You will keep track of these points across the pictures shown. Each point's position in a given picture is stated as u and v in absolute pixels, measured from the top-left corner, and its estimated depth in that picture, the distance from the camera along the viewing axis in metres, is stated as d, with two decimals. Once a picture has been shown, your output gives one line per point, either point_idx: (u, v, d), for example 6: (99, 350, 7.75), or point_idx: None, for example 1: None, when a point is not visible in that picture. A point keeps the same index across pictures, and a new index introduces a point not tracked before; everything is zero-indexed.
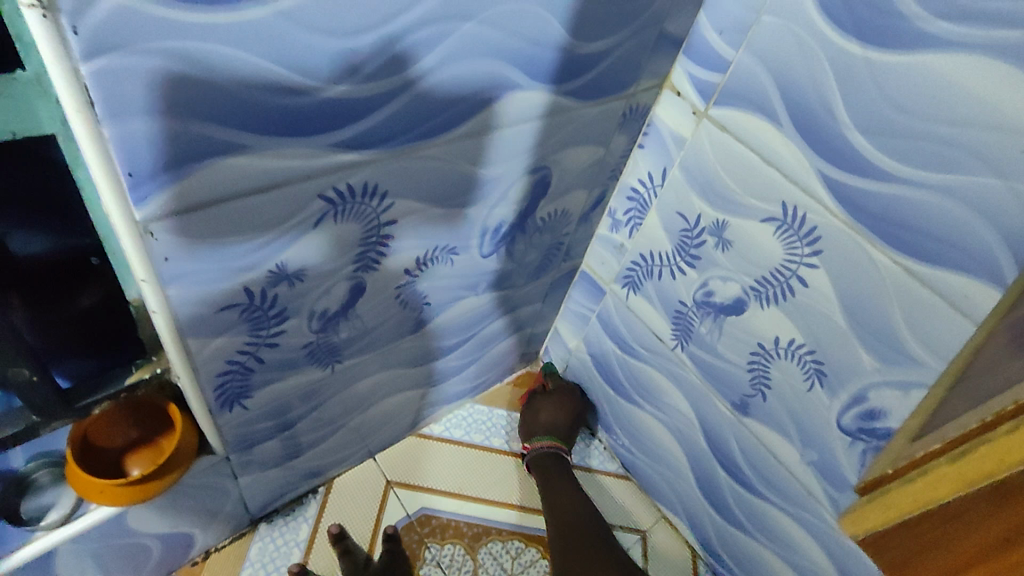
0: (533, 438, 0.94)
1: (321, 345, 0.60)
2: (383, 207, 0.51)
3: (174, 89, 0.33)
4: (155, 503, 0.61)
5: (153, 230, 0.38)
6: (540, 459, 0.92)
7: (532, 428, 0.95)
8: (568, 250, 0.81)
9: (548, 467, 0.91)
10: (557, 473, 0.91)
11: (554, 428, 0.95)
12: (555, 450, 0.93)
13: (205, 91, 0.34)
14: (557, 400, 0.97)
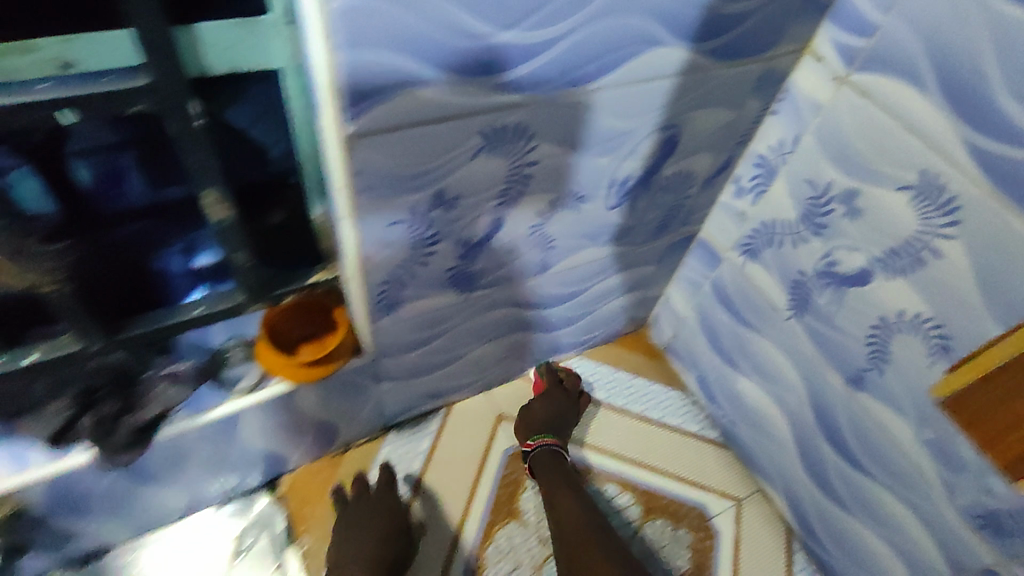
0: (529, 436, 0.91)
1: (460, 271, 0.69)
2: (529, 148, 0.57)
3: (389, 26, 0.41)
4: (316, 390, 0.74)
5: (355, 145, 0.47)
6: (540, 455, 0.88)
7: (528, 427, 0.92)
8: (689, 214, 0.84)
9: (546, 472, 0.86)
10: (558, 468, 0.87)
11: (548, 422, 0.92)
12: (551, 445, 0.89)
13: (410, 29, 0.42)
14: (550, 398, 0.95)
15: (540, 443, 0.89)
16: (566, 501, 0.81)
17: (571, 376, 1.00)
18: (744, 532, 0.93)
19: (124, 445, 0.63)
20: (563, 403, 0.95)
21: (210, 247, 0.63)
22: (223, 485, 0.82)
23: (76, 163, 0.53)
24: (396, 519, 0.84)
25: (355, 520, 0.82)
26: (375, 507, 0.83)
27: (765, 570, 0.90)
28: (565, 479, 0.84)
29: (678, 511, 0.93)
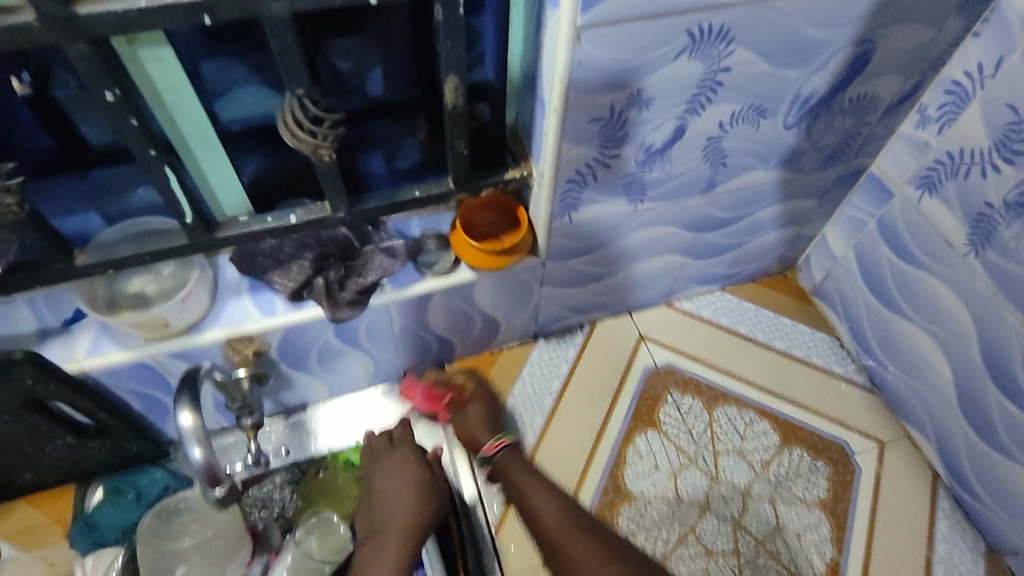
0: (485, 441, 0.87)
1: (636, 179, 0.75)
2: (726, 52, 0.61)
3: None
4: (492, 283, 0.83)
5: (582, 37, 0.54)
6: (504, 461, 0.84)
7: (477, 441, 0.88)
8: (863, 143, 0.83)
9: (520, 474, 0.82)
10: (520, 467, 0.84)
11: (491, 421, 0.90)
12: (512, 443, 0.86)
13: None
14: (476, 404, 0.91)
15: (503, 443, 0.85)
16: (541, 501, 0.80)
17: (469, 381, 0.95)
18: (886, 473, 0.92)
19: (345, 304, 0.74)
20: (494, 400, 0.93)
21: (408, 153, 0.77)
22: (401, 364, 0.95)
23: (323, 72, 0.65)
24: (412, 473, 0.82)
25: (377, 491, 0.82)
26: (387, 471, 0.83)
27: (906, 510, 0.89)
28: (529, 476, 0.82)
29: (816, 443, 0.94)
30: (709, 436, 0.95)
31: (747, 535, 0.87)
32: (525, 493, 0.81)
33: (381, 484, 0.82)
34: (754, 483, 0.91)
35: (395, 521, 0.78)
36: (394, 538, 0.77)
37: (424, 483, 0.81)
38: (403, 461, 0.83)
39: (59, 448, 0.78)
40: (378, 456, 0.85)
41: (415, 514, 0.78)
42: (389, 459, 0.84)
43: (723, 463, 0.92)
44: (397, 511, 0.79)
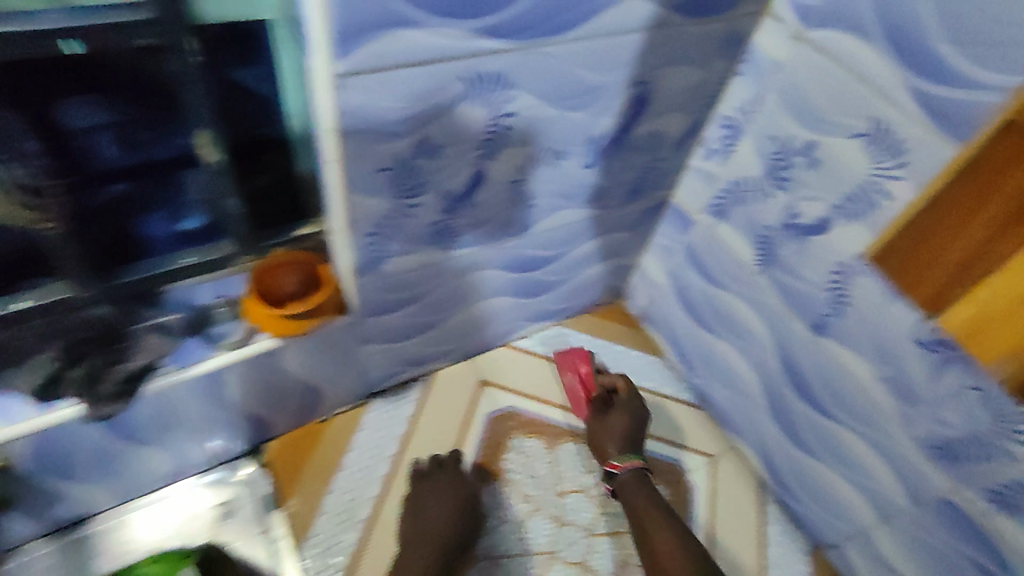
0: (612, 454, 0.88)
1: (443, 227, 0.71)
2: (508, 98, 0.61)
3: None
4: (301, 349, 0.75)
5: (342, 84, 0.50)
6: (626, 482, 0.84)
7: (603, 451, 0.89)
8: (661, 178, 0.88)
9: (638, 502, 0.82)
10: (644, 493, 0.83)
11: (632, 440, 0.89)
12: (641, 469, 0.85)
13: None
14: (620, 413, 0.91)
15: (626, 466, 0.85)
16: (658, 530, 0.78)
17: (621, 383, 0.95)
18: (718, 486, 0.96)
19: (110, 397, 0.63)
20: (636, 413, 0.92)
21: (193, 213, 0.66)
22: (210, 450, 0.83)
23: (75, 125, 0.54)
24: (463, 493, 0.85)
25: (426, 505, 0.83)
26: (443, 487, 0.85)
27: (737, 519, 0.94)
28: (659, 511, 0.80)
29: (655, 468, 0.96)
30: (554, 476, 0.92)
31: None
32: (639, 513, 0.81)
33: (434, 498, 0.84)
34: (600, 519, 0.89)
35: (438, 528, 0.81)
36: (432, 547, 0.79)
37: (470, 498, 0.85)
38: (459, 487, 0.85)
39: None
40: (434, 473, 0.87)
41: (455, 528, 0.81)
42: (451, 478, 0.86)
43: (570, 503, 0.90)
44: (444, 528, 0.81)
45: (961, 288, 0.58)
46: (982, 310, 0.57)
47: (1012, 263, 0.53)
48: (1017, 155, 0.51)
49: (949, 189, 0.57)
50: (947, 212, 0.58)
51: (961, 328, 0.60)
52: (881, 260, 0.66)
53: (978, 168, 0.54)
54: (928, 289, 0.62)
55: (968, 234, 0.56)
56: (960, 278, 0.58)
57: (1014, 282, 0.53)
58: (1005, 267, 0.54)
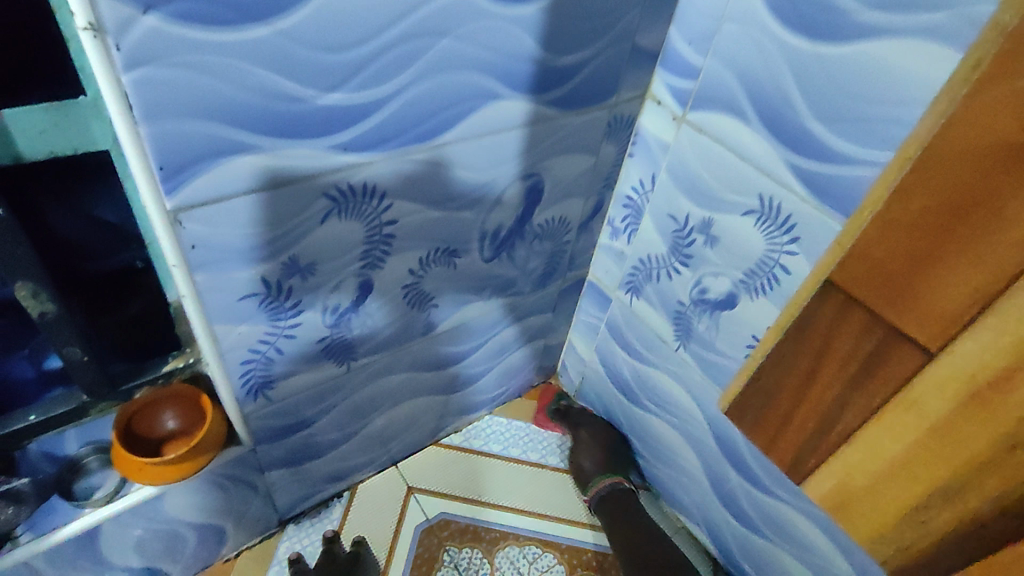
0: (591, 480, 0.93)
1: (336, 341, 0.66)
2: (383, 207, 0.57)
3: (179, 92, 0.39)
4: (185, 490, 0.67)
5: (180, 220, 0.45)
6: (606, 496, 0.91)
7: (585, 478, 0.94)
8: (572, 259, 0.86)
9: (620, 515, 0.88)
10: (622, 509, 0.89)
11: (607, 454, 0.95)
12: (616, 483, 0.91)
13: (205, 95, 0.40)
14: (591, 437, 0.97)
15: (606, 482, 0.91)
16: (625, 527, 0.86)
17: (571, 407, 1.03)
18: None
19: None
20: (605, 432, 0.98)
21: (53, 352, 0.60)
22: None
23: None
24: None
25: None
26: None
27: None
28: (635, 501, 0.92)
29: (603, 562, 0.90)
30: None
31: None
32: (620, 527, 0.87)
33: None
34: None
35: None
36: None
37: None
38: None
39: None
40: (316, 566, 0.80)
41: None
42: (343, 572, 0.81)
43: None
44: None
45: (815, 456, 0.56)
46: (839, 485, 0.53)
47: (857, 435, 0.51)
48: (841, 324, 0.49)
49: (784, 353, 0.55)
50: (792, 366, 0.55)
51: (829, 501, 0.55)
52: (735, 414, 0.63)
53: (804, 334, 0.53)
54: (785, 452, 0.59)
55: (814, 400, 0.54)
56: (813, 444, 0.55)
57: (862, 456, 0.51)
58: (852, 439, 0.51)
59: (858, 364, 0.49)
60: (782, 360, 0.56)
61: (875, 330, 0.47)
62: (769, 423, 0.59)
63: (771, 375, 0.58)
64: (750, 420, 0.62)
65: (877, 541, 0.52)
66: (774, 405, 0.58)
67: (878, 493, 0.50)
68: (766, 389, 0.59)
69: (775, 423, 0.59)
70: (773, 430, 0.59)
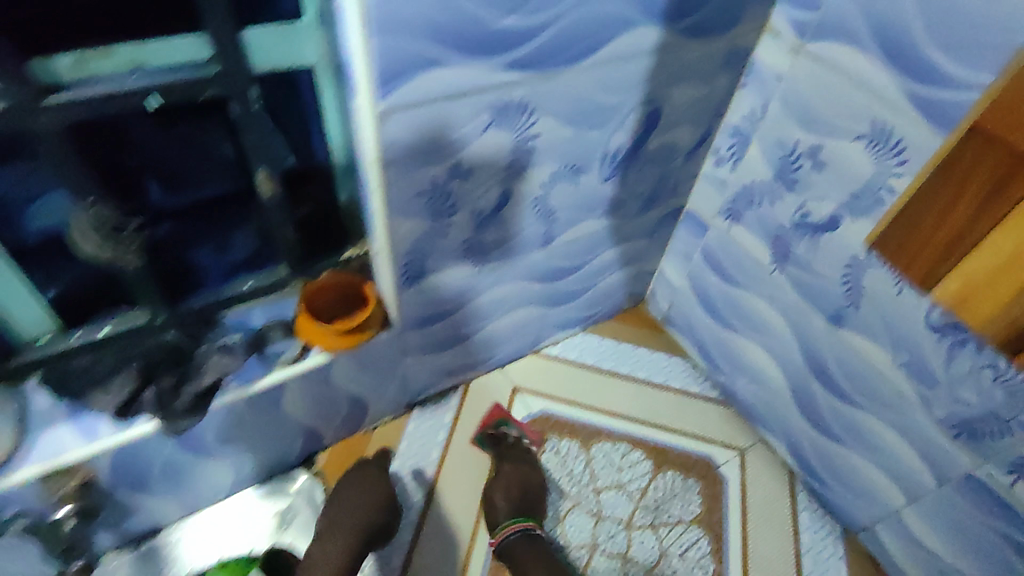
0: (500, 523, 0.87)
1: (475, 243, 0.77)
2: (531, 122, 0.66)
3: (403, 13, 0.49)
4: (349, 362, 0.81)
5: (385, 122, 0.56)
6: (515, 544, 0.84)
7: (494, 521, 0.88)
8: (675, 186, 0.92)
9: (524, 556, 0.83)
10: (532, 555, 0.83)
11: (522, 497, 0.90)
12: (524, 529, 0.85)
13: (420, 17, 0.50)
14: (508, 477, 0.91)
15: (516, 528, 0.85)
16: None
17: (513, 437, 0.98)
18: (750, 477, 0.99)
19: (185, 411, 0.68)
20: (526, 476, 0.92)
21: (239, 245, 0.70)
22: (267, 462, 0.88)
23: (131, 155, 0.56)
24: (370, 497, 0.87)
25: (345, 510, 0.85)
26: (358, 490, 0.88)
27: (774, 509, 0.96)
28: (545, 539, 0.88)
29: (688, 462, 0.99)
30: (589, 475, 0.96)
31: (636, 565, 0.88)
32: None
33: (348, 499, 0.87)
34: (636, 512, 0.93)
35: (353, 518, 0.84)
36: (351, 530, 0.83)
37: (377, 505, 0.87)
38: (367, 493, 0.87)
39: None
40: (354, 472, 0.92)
41: (372, 514, 0.85)
42: (364, 481, 0.89)
43: (605, 500, 0.94)
44: (354, 513, 0.85)
45: (948, 262, 0.61)
46: (965, 282, 0.60)
47: (982, 244, 0.57)
48: (987, 151, 0.55)
49: (932, 178, 0.61)
50: (939, 187, 0.60)
51: (949, 298, 0.63)
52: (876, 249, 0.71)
53: (956, 166, 0.58)
54: (919, 269, 0.65)
55: (953, 217, 0.59)
56: (947, 256, 0.61)
57: (990, 255, 0.57)
58: (981, 246, 0.57)
59: (998, 179, 0.54)
60: (921, 186, 0.62)
61: (1018, 159, 0.52)
62: (916, 239, 0.64)
63: (914, 199, 0.63)
64: (875, 245, 0.70)
65: (988, 329, 0.61)
66: (919, 224, 0.63)
67: (1000, 285, 0.57)
68: (905, 209, 0.65)
69: (919, 240, 0.64)
70: (887, 244, 0.68)
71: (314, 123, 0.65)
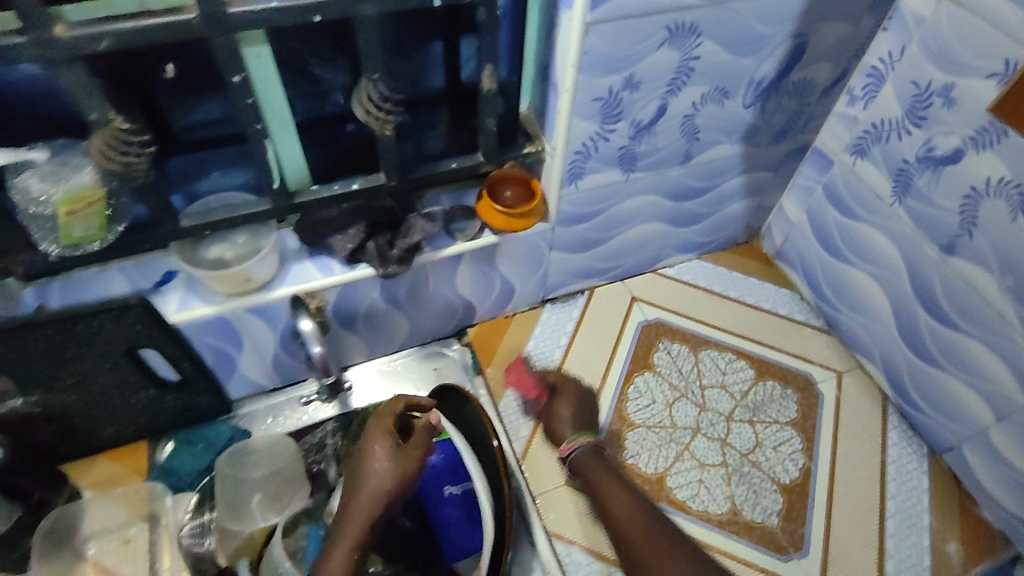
0: (566, 437, 0.94)
1: (629, 151, 0.91)
2: (696, 44, 0.80)
3: None
4: (511, 245, 0.98)
5: (589, 31, 0.71)
6: (585, 457, 0.91)
7: (561, 434, 0.95)
8: (806, 121, 1.03)
9: (593, 472, 0.89)
10: (601, 465, 0.90)
11: (580, 416, 0.97)
12: (591, 442, 0.92)
13: None
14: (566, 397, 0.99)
15: (579, 444, 0.92)
16: (614, 495, 0.86)
17: (560, 377, 1.03)
18: (845, 396, 1.09)
19: (395, 260, 0.89)
20: (585, 397, 1.00)
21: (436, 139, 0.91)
22: (432, 325, 1.09)
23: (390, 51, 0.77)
24: (368, 492, 0.75)
25: (347, 513, 0.75)
26: (363, 481, 0.76)
27: (864, 423, 1.06)
28: (608, 479, 0.88)
29: (788, 375, 1.11)
30: (696, 373, 1.09)
31: (734, 449, 1.01)
32: (601, 491, 0.88)
33: (354, 492, 0.76)
34: (736, 408, 1.06)
35: (360, 501, 0.75)
36: (358, 513, 0.75)
37: (379, 498, 0.75)
38: (365, 491, 0.75)
39: (142, 399, 0.90)
40: (369, 426, 0.82)
41: (382, 489, 0.75)
42: (366, 464, 0.77)
43: (709, 394, 1.07)
44: (362, 489, 0.75)
45: None
46: None
47: None
48: None
49: None
50: None
51: None
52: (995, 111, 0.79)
53: None
54: None
55: None
56: None
57: None
58: None
59: None
60: None
61: None
62: None
63: None
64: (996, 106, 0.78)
65: None
66: None
67: None
68: None
69: None
70: (1010, 104, 0.77)
71: (520, 36, 0.81)
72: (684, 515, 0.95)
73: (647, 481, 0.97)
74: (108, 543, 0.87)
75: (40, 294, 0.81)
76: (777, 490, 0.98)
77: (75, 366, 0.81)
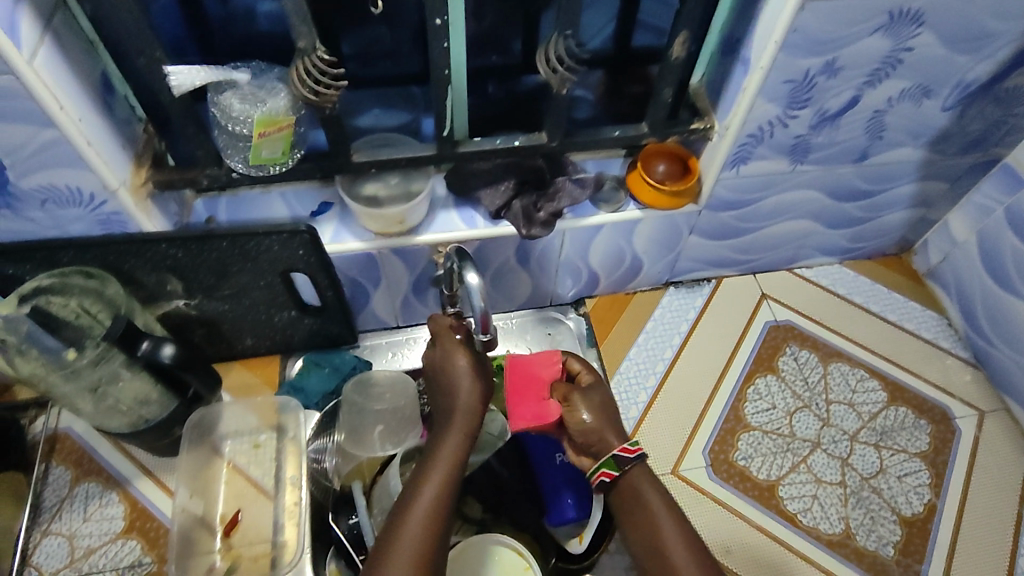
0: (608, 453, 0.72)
1: (804, 141, 0.85)
2: (914, 33, 0.72)
3: None
4: (655, 222, 0.95)
5: (804, 7, 0.66)
6: (634, 481, 0.71)
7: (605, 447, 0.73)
8: (1005, 133, 0.92)
9: (640, 499, 0.70)
10: (649, 495, 0.70)
11: (607, 416, 0.75)
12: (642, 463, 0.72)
13: None
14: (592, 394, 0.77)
15: (638, 454, 0.71)
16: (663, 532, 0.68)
17: (586, 371, 0.80)
18: (985, 437, 1.01)
19: (539, 223, 0.88)
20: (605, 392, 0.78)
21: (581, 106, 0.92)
22: (554, 290, 1.08)
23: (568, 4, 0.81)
24: (462, 408, 0.74)
25: (442, 437, 0.73)
26: (455, 391, 0.75)
27: (1003, 470, 0.98)
28: (662, 505, 0.70)
29: (922, 405, 1.03)
30: (823, 385, 1.04)
31: (854, 471, 0.97)
32: (646, 521, 0.69)
33: (449, 405, 0.75)
34: (863, 429, 1.00)
35: (458, 413, 0.74)
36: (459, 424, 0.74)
37: (474, 402, 0.74)
38: (457, 409, 0.74)
39: (284, 319, 0.95)
40: (438, 344, 0.78)
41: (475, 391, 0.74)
42: (452, 378, 0.75)
43: (835, 410, 1.02)
44: (457, 399, 0.74)
45: None
46: None
47: None
48: None
49: None
50: None
51: None
52: None
53: None
54: None
55: None
56: None
57: None
58: None
59: None
60: None
61: None
62: None
63: None
64: None
65: None
66: None
67: None
68: None
69: None
70: None
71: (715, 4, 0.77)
72: (793, 528, 0.92)
73: (756, 487, 0.95)
74: (241, 444, 0.95)
75: (209, 206, 0.86)
76: (896, 522, 0.93)
77: (236, 279, 0.86)
